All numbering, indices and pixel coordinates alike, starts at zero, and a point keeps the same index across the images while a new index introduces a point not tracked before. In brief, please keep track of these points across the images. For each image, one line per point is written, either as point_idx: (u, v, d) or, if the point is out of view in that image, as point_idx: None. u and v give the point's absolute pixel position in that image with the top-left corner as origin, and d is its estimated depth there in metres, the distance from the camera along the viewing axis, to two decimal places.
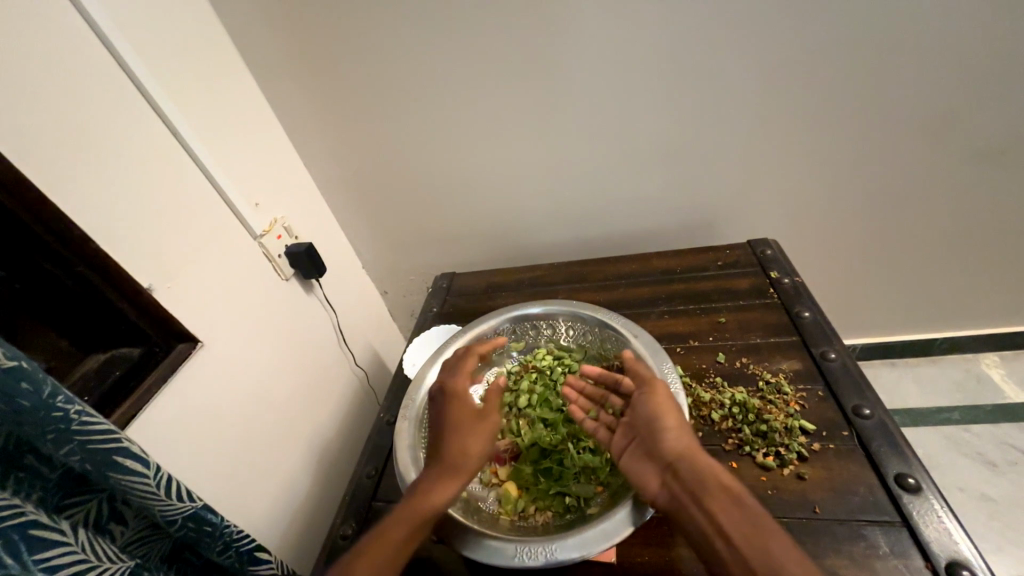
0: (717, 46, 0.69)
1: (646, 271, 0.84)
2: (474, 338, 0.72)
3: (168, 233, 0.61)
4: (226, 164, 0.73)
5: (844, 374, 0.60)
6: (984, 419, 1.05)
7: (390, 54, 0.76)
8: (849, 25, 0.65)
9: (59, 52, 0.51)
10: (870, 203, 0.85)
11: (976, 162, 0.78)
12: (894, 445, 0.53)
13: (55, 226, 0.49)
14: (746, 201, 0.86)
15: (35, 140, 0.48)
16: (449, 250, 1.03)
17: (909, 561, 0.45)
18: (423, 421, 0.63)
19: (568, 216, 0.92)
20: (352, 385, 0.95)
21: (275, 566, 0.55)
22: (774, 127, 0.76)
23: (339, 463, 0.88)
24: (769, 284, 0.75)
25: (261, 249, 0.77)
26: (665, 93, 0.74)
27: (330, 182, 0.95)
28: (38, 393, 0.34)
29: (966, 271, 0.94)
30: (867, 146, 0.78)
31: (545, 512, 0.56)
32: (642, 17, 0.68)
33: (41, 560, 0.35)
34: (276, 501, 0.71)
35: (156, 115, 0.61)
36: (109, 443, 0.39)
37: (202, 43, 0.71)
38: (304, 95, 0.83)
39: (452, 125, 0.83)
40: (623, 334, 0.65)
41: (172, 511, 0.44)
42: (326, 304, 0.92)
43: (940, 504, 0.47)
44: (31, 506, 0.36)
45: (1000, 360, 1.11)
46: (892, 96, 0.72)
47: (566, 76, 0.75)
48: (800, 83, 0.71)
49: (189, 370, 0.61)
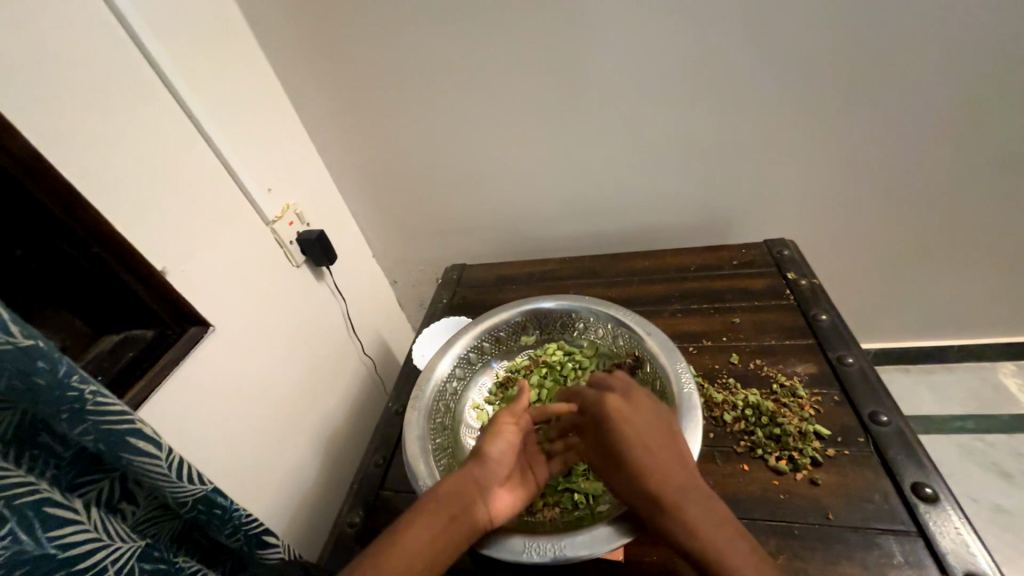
0: (741, 43, 0.67)
1: (660, 268, 0.83)
2: (485, 331, 0.71)
3: (182, 217, 0.61)
4: (241, 149, 0.73)
5: (861, 380, 0.59)
6: (998, 428, 1.03)
7: (406, 42, 0.75)
8: (877, 24, 0.64)
9: (75, 32, 0.50)
10: (892, 206, 0.83)
11: (1005, 167, 0.76)
12: (912, 454, 0.52)
13: (71, 207, 0.49)
14: (764, 201, 0.85)
15: (52, 121, 0.48)
16: (460, 242, 1.03)
17: (923, 571, 0.45)
18: (433, 412, 0.63)
19: (582, 210, 0.92)
20: (361, 373, 0.96)
21: (283, 551, 0.56)
22: (795, 127, 0.75)
23: (346, 450, 0.88)
24: (786, 286, 0.73)
25: (274, 235, 0.77)
26: (684, 89, 0.73)
27: (343, 171, 0.95)
28: (53, 371, 0.34)
29: (988, 277, 0.92)
30: (891, 148, 0.76)
31: (553, 507, 0.56)
32: (663, 10, 0.66)
33: (55, 537, 0.36)
34: (284, 487, 0.72)
35: (171, 97, 0.61)
36: (122, 425, 0.39)
37: (218, 27, 0.70)
38: (318, 82, 0.82)
39: (467, 116, 0.82)
40: (636, 332, 0.64)
41: (182, 493, 0.44)
42: (336, 293, 0.92)
43: (957, 515, 0.47)
44: (44, 483, 0.37)
45: (1017, 370, 1.09)
46: (920, 98, 0.70)
47: (583, 69, 0.73)
48: (826, 82, 0.70)
49: (200, 353, 0.61)
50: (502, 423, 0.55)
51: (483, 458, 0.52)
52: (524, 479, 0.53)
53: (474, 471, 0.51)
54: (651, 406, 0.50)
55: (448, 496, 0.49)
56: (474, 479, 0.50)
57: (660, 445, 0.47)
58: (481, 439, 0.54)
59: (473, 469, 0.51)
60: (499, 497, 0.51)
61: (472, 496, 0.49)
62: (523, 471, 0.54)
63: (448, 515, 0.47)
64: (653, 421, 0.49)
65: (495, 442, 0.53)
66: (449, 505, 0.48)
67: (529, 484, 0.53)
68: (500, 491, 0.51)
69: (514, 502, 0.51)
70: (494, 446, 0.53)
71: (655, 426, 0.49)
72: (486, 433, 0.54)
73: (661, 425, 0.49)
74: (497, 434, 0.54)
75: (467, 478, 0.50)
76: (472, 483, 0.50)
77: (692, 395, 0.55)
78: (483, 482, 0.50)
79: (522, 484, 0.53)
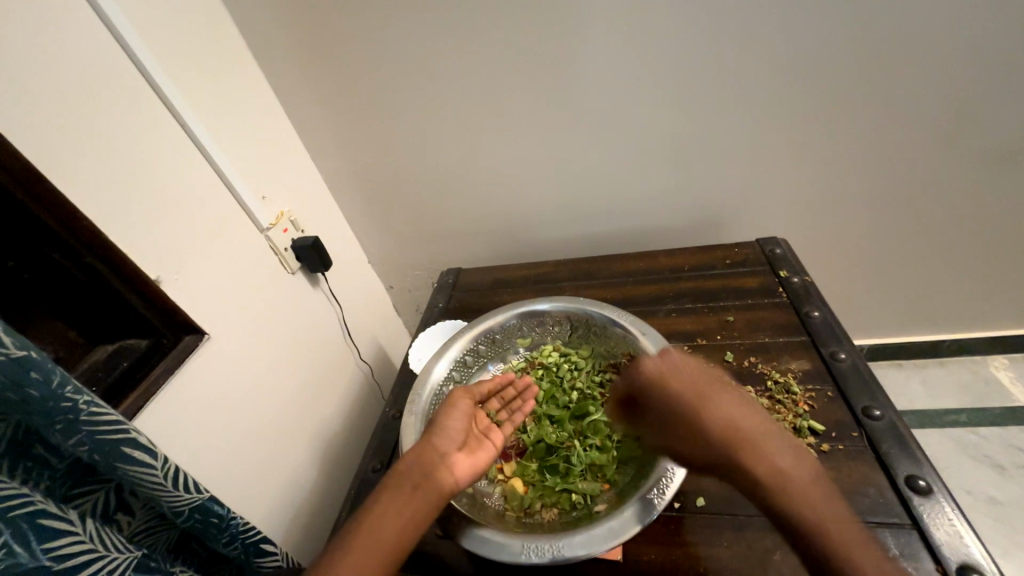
0: (729, 44, 0.68)
1: (655, 269, 0.83)
2: (481, 333, 0.71)
3: (175, 225, 0.61)
4: (234, 157, 0.73)
5: (854, 374, 0.60)
6: (991, 421, 1.04)
7: (398, 49, 0.75)
8: (861, 23, 0.65)
9: (66, 41, 0.50)
10: (882, 203, 0.84)
11: (989, 163, 0.77)
12: (905, 447, 0.52)
13: (63, 216, 0.49)
14: (755, 200, 0.86)
15: (45, 133, 0.48)
16: (455, 246, 1.03)
17: (919, 563, 0.45)
18: (429, 416, 0.63)
19: (576, 213, 0.92)
20: (357, 380, 0.95)
21: (279, 559, 0.56)
22: (784, 126, 0.76)
23: (343, 457, 0.88)
24: (778, 283, 0.74)
25: (268, 242, 0.77)
26: (674, 90, 0.74)
27: (337, 177, 0.95)
28: (47, 383, 0.34)
29: (977, 272, 0.93)
30: (879, 146, 0.77)
31: (551, 509, 0.56)
32: (651, 13, 0.67)
33: (50, 549, 0.35)
34: (281, 495, 0.72)
35: (163, 106, 0.61)
36: (117, 435, 0.39)
37: (210, 34, 0.70)
38: (311, 89, 0.82)
39: (459, 120, 0.82)
40: (631, 332, 0.65)
41: (178, 502, 0.44)
42: (331, 299, 0.92)
43: (951, 507, 0.47)
44: (39, 495, 0.36)
45: (1008, 363, 1.10)
46: (906, 95, 0.71)
47: (573, 73, 0.74)
48: (813, 81, 0.70)
49: (195, 362, 0.60)
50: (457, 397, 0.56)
51: (441, 429, 0.52)
52: (487, 444, 0.54)
53: (433, 441, 0.51)
54: (695, 365, 0.51)
55: (410, 468, 0.49)
56: (433, 449, 0.50)
57: (727, 402, 0.48)
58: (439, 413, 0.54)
59: (430, 439, 0.51)
60: (460, 461, 0.50)
61: (433, 464, 0.49)
62: (482, 437, 0.54)
63: (410, 485, 0.48)
64: (712, 383, 0.50)
65: (452, 414, 0.54)
66: (411, 475, 0.48)
67: (490, 447, 0.53)
68: (461, 455, 0.51)
69: (474, 465, 0.51)
70: (450, 417, 0.53)
71: (716, 386, 0.49)
72: (443, 408, 0.55)
73: (722, 383, 0.50)
74: (451, 407, 0.55)
75: (427, 449, 0.50)
76: (433, 452, 0.50)
77: None
78: (442, 450, 0.50)
79: (482, 449, 0.53)
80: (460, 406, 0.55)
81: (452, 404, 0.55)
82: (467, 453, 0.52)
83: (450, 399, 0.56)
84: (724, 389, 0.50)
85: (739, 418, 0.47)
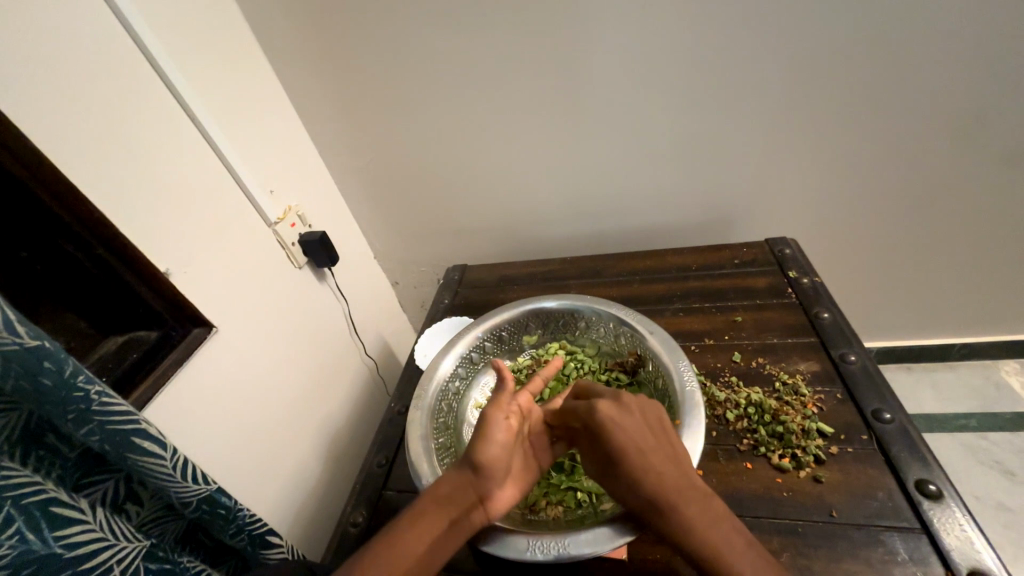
0: (743, 43, 0.68)
1: (662, 268, 0.83)
2: (488, 330, 0.71)
3: (185, 218, 0.61)
4: (243, 152, 0.73)
5: (864, 377, 0.59)
6: (1001, 426, 1.03)
7: (406, 47, 0.75)
8: (874, 23, 0.64)
9: (76, 34, 0.51)
10: (894, 204, 0.83)
11: (1004, 167, 0.76)
12: (916, 452, 0.52)
13: (75, 207, 0.49)
14: (764, 200, 0.85)
15: (62, 129, 0.49)
16: (462, 243, 1.03)
17: (928, 568, 0.45)
18: (435, 412, 0.63)
19: (582, 211, 0.92)
20: (363, 375, 0.96)
21: (285, 551, 0.56)
22: (793, 126, 0.75)
23: (348, 450, 0.88)
24: (787, 284, 0.73)
25: (275, 237, 0.77)
26: (682, 89, 0.73)
27: (344, 172, 0.95)
28: (60, 372, 0.35)
29: (990, 275, 0.92)
30: (891, 148, 0.76)
31: (556, 506, 0.56)
32: (660, 11, 0.66)
33: (61, 537, 0.36)
34: (286, 489, 0.72)
35: (175, 101, 0.61)
36: (128, 425, 0.39)
37: (219, 27, 0.70)
38: (319, 85, 0.82)
39: (467, 117, 0.82)
40: (638, 331, 0.64)
41: (187, 492, 0.45)
42: (338, 293, 0.92)
43: (962, 512, 0.47)
44: (51, 483, 0.36)
45: (1020, 367, 1.08)
46: (921, 97, 0.70)
47: (581, 71, 0.73)
48: (827, 81, 0.70)
49: (202, 354, 0.61)
50: (497, 420, 0.49)
51: (486, 465, 0.47)
52: (524, 466, 0.51)
53: (472, 476, 0.47)
54: (645, 412, 0.49)
55: (446, 502, 0.47)
56: (474, 488, 0.47)
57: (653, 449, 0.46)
58: (471, 441, 0.49)
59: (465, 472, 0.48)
60: (499, 497, 0.48)
61: (471, 503, 0.47)
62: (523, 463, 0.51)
63: (446, 521, 0.46)
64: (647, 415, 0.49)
65: (488, 444, 0.48)
66: (445, 513, 0.46)
67: (528, 473, 0.51)
68: (501, 491, 0.49)
69: (513, 498, 0.49)
70: (493, 450, 0.48)
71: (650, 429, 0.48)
72: (476, 432, 0.49)
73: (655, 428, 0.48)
74: (496, 436, 0.49)
75: (464, 483, 0.48)
76: (470, 490, 0.47)
77: (694, 392, 0.55)
78: (484, 486, 0.48)
79: (521, 477, 0.51)
80: (509, 425, 0.50)
81: (500, 431, 0.49)
82: (506, 483, 0.49)
83: (480, 421, 0.50)
84: (658, 433, 0.48)
85: (666, 470, 0.45)
